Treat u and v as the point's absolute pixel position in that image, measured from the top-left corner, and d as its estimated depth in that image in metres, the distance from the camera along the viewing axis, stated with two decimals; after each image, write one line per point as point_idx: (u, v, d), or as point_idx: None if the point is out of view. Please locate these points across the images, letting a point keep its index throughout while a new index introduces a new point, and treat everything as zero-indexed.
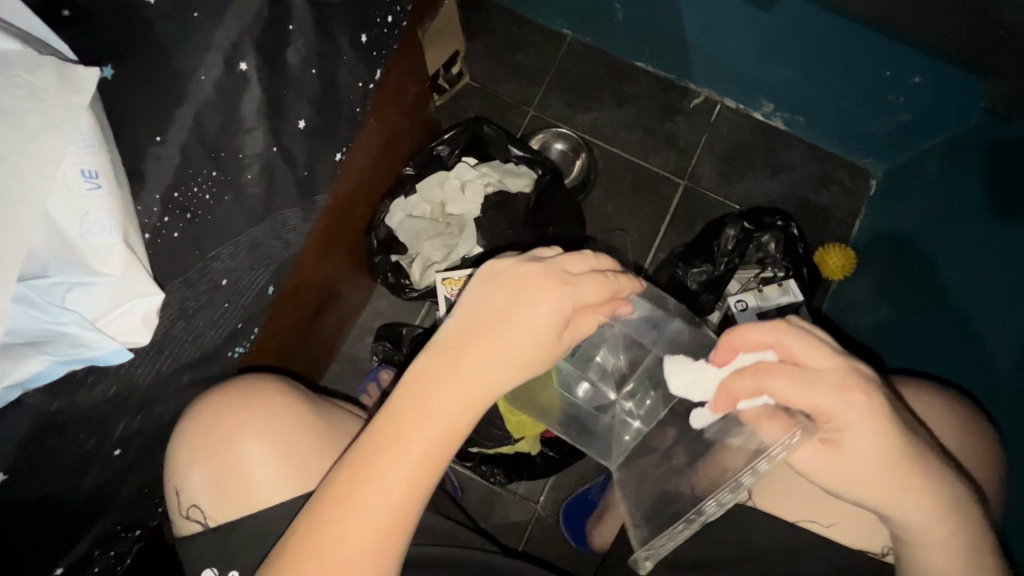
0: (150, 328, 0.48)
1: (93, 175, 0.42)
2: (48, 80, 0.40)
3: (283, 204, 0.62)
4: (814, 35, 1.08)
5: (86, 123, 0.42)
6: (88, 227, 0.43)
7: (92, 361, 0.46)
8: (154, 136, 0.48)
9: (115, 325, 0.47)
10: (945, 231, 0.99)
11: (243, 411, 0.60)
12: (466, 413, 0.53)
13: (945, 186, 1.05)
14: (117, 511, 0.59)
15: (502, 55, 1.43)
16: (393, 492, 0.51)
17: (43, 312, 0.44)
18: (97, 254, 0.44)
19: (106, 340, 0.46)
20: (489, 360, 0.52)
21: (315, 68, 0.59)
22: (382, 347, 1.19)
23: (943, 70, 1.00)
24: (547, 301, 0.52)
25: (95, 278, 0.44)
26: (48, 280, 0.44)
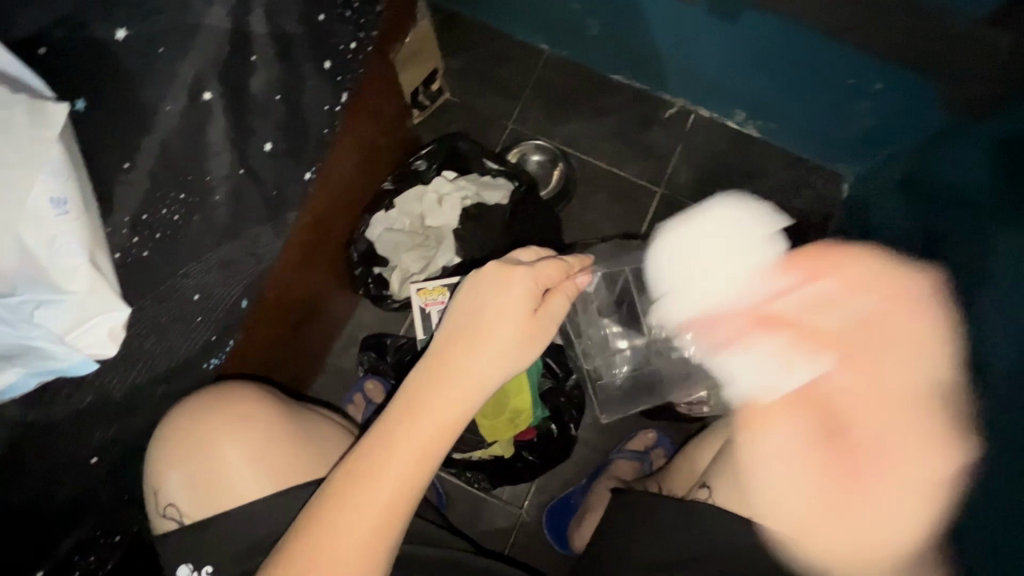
0: (116, 342, 0.51)
1: (61, 202, 0.46)
2: (20, 117, 0.45)
3: (253, 221, 0.65)
4: (775, 46, 1.12)
5: (55, 154, 0.46)
6: (54, 249, 0.46)
7: (62, 372, 0.50)
8: (122, 163, 0.52)
9: (81, 339, 0.50)
10: (909, 233, 1.02)
11: (221, 416, 0.63)
12: (458, 414, 0.58)
13: (910, 188, 1.08)
14: (97, 516, 0.62)
15: (481, 71, 1.48)
16: (387, 487, 0.56)
17: (13, 327, 0.48)
18: (64, 274, 0.47)
19: (72, 353, 0.49)
20: (476, 361, 0.57)
21: (280, 94, 0.63)
22: (368, 357, 1.22)
23: (899, 77, 1.03)
24: (514, 299, 0.57)
25: (62, 295, 0.48)
26: (17, 298, 0.47)
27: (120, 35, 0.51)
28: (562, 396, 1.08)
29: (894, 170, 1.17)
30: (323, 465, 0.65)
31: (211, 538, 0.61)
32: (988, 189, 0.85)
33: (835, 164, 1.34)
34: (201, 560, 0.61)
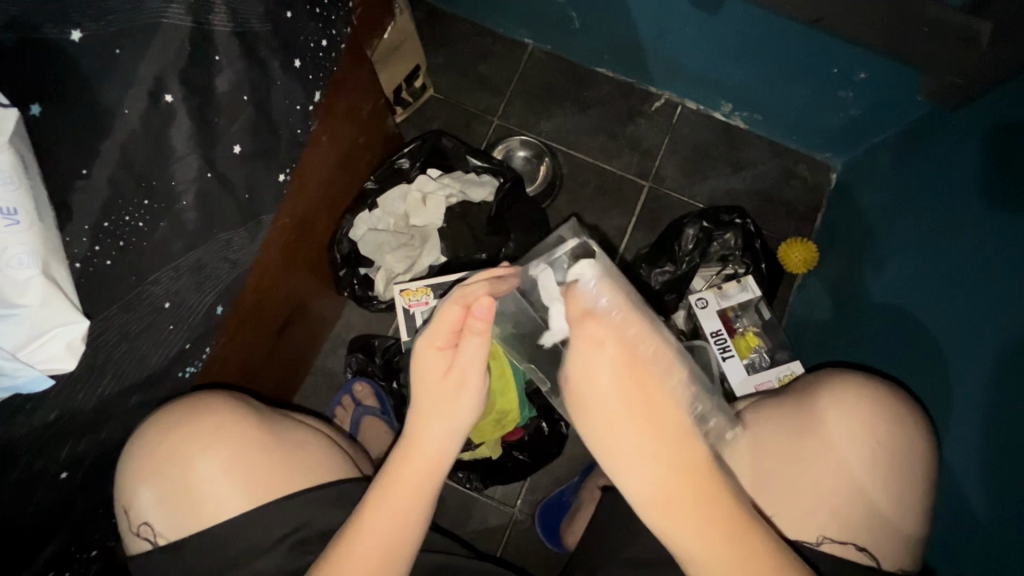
0: (75, 355, 0.50)
1: (11, 211, 0.44)
2: None
3: (225, 226, 0.64)
4: (758, 35, 1.11)
5: (4, 161, 0.44)
6: (6, 261, 0.45)
7: (17, 388, 0.48)
8: (80, 170, 0.50)
9: (38, 354, 0.48)
10: (896, 222, 1.02)
11: (197, 429, 0.62)
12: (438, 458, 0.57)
13: (896, 178, 1.07)
14: (69, 533, 0.61)
15: (464, 66, 1.46)
16: (391, 519, 0.55)
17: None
18: (16, 286, 0.45)
19: (27, 368, 0.47)
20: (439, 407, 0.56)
21: (247, 95, 0.61)
22: (356, 359, 1.22)
23: (883, 64, 1.03)
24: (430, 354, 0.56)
25: (15, 309, 0.46)
26: None
27: (76, 35, 0.49)
28: None
29: (881, 158, 1.16)
30: (303, 477, 0.64)
31: (187, 552, 0.59)
32: (977, 181, 0.84)
33: (822, 154, 1.34)
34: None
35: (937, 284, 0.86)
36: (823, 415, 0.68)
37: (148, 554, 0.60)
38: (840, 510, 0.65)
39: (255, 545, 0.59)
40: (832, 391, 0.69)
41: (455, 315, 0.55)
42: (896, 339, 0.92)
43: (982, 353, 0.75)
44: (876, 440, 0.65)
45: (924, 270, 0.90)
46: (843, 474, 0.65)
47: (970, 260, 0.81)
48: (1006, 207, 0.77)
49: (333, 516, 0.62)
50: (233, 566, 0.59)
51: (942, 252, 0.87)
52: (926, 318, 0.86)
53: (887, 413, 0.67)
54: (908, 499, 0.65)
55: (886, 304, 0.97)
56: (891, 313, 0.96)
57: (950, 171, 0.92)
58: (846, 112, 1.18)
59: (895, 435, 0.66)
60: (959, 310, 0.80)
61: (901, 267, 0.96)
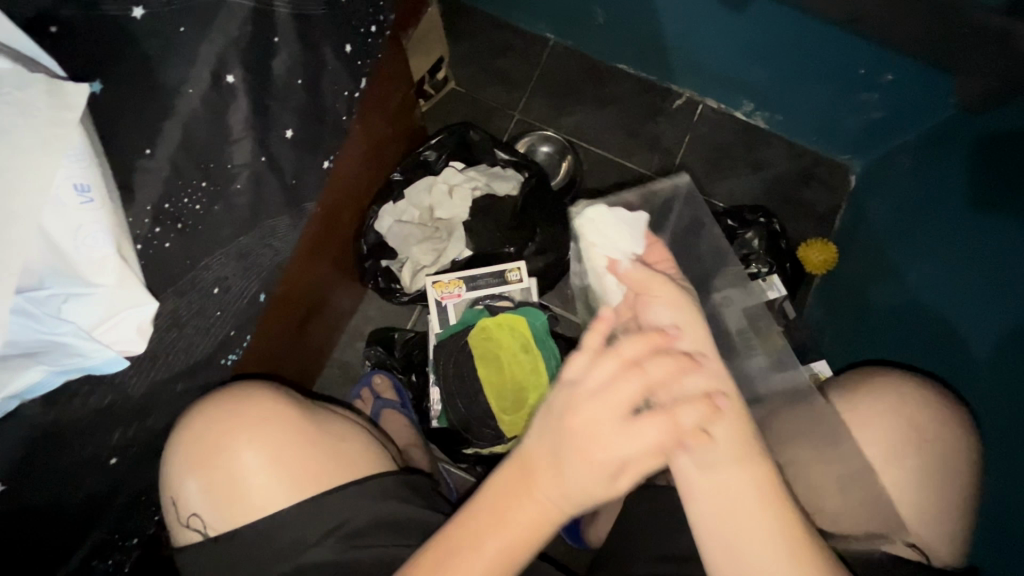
0: (144, 338, 0.49)
1: (86, 189, 0.44)
2: (38, 98, 0.42)
3: (271, 212, 0.63)
4: (788, 35, 1.10)
5: (78, 138, 0.44)
6: (82, 239, 0.44)
7: (88, 369, 0.48)
8: (143, 149, 0.49)
9: (110, 334, 0.48)
10: (922, 224, 1.00)
11: (241, 421, 0.61)
12: (546, 515, 0.52)
13: (919, 180, 1.07)
14: (112, 520, 0.60)
15: (485, 61, 1.45)
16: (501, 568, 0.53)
17: (38, 324, 0.45)
18: (91, 265, 0.45)
19: (102, 350, 0.47)
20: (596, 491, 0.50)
21: (301, 78, 0.60)
22: (375, 352, 1.20)
23: (912, 66, 1.02)
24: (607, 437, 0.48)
25: (89, 288, 0.46)
26: (44, 292, 0.45)
27: (137, 13, 0.48)
28: None
29: (902, 160, 1.16)
30: (347, 470, 0.63)
31: (237, 541, 0.58)
32: (963, 183, 0.92)
33: (842, 155, 1.33)
34: (227, 567, 0.58)
35: (965, 285, 0.85)
36: (865, 414, 0.68)
37: (198, 546, 0.59)
38: (885, 506, 0.66)
39: (304, 538, 0.58)
40: (872, 390, 0.69)
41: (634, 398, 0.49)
42: (919, 339, 0.93)
43: (997, 350, 0.78)
44: (921, 438, 0.66)
45: (949, 272, 0.89)
46: (885, 470, 0.66)
47: (964, 257, 0.87)
48: (995, 205, 0.84)
49: (380, 508, 0.61)
50: (282, 557, 0.58)
51: (966, 253, 0.87)
52: (952, 319, 0.87)
53: (931, 411, 0.67)
54: (952, 495, 0.66)
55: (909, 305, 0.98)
56: (915, 314, 0.96)
57: (971, 172, 0.91)
58: (867, 113, 1.18)
59: (937, 432, 0.66)
60: (984, 307, 0.81)
61: (925, 269, 0.96)
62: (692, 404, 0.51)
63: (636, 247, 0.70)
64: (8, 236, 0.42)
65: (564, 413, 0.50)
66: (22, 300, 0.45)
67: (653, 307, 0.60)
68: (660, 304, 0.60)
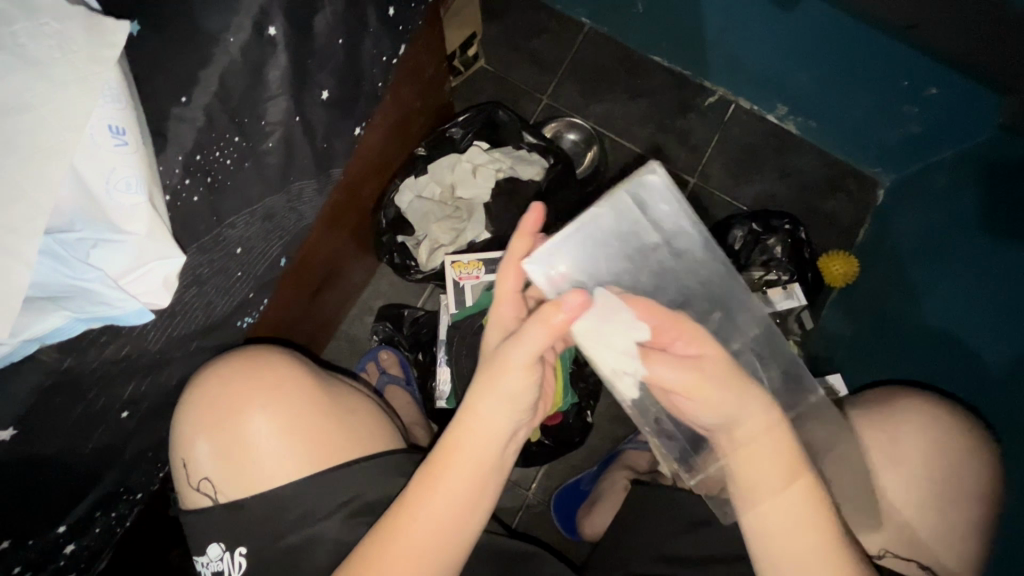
0: (169, 291, 0.47)
1: (120, 131, 0.42)
2: (77, 33, 0.41)
3: (299, 175, 0.61)
4: (835, 39, 1.06)
5: (114, 77, 0.42)
6: (114, 184, 0.42)
7: (110, 320, 0.46)
8: (179, 97, 0.48)
9: (137, 286, 0.46)
10: (948, 244, 0.98)
11: (255, 387, 0.60)
12: (487, 456, 0.55)
13: (948, 198, 1.05)
14: (117, 474, 0.59)
15: (516, 41, 1.41)
16: (437, 531, 0.54)
17: (67, 268, 0.44)
18: (123, 212, 0.43)
19: (128, 301, 0.45)
20: (494, 422, 0.55)
21: (341, 38, 0.58)
22: (383, 327, 1.19)
23: (961, 83, 0.98)
24: (520, 371, 0.53)
25: (120, 236, 0.44)
26: (73, 235, 0.44)
27: None
28: (581, 382, 1.06)
29: (936, 176, 1.12)
30: (359, 445, 0.62)
31: (244, 510, 0.57)
32: (969, 212, 0.96)
33: (873, 168, 1.31)
34: (233, 537, 0.57)
35: (992, 313, 0.84)
36: (899, 434, 0.67)
37: (207, 511, 0.58)
38: (898, 524, 0.65)
39: (313, 512, 0.57)
40: (900, 406, 0.69)
41: (539, 341, 0.51)
42: (941, 362, 0.91)
43: (1006, 373, 0.79)
44: (952, 463, 0.65)
45: (979, 296, 0.87)
46: (905, 491, 0.65)
47: (972, 289, 0.89)
48: (1000, 237, 0.86)
49: (389, 487, 0.60)
50: (291, 530, 0.57)
51: (999, 279, 0.84)
52: (974, 342, 0.86)
53: (950, 434, 0.66)
54: (971, 524, 0.64)
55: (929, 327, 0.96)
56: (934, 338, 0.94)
57: (1003, 198, 0.89)
58: (905, 128, 1.15)
59: (967, 456, 0.65)
60: (1006, 330, 0.80)
61: (945, 292, 0.94)
62: (533, 326, 0.51)
63: (637, 331, 0.57)
64: (41, 174, 0.40)
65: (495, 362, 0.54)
66: (52, 242, 0.43)
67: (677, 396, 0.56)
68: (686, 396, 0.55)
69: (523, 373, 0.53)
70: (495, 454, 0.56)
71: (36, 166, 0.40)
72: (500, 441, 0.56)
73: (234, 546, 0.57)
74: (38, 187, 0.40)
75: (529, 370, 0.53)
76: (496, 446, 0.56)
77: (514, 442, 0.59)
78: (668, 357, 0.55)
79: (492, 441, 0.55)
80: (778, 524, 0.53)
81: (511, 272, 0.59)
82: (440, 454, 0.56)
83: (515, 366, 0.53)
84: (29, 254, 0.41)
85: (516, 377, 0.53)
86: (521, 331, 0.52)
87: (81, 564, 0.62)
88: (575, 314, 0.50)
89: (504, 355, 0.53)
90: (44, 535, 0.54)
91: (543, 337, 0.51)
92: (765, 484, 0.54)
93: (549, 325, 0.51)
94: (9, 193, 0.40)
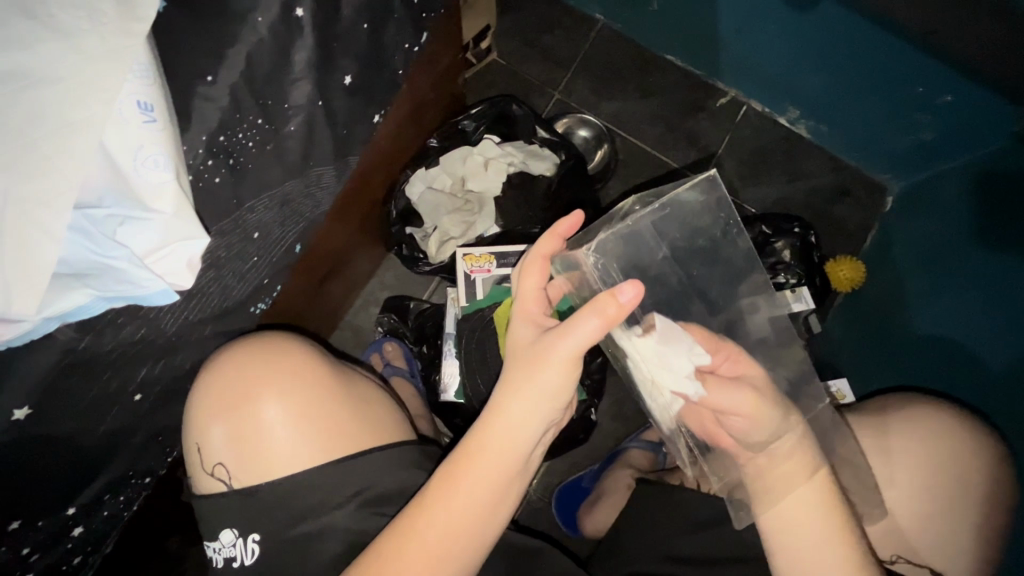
0: (193, 272, 0.47)
1: (149, 108, 0.42)
2: (108, 5, 0.40)
3: (318, 160, 0.60)
4: (849, 37, 1.02)
5: (142, 52, 0.41)
6: (142, 160, 0.42)
7: (134, 298, 0.46)
8: (205, 76, 0.46)
9: (161, 265, 0.46)
10: (963, 253, 0.94)
11: (271, 372, 0.59)
12: (516, 453, 0.55)
13: (960, 208, 1.00)
14: (127, 459, 0.59)
15: (530, 36, 1.39)
16: (458, 532, 0.53)
17: (94, 245, 0.43)
18: (151, 190, 0.43)
19: (153, 280, 0.45)
20: (527, 422, 0.55)
21: (366, 23, 0.57)
22: (388, 319, 1.17)
23: (977, 90, 0.93)
24: (562, 365, 0.54)
25: (147, 213, 0.43)
26: (102, 211, 0.43)
27: None
28: (588, 378, 1.05)
29: (946, 184, 1.08)
30: (371, 434, 0.61)
31: (256, 497, 0.56)
32: (964, 228, 0.96)
33: (882, 175, 1.27)
34: (246, 524, 0.56)
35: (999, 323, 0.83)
36: (914, 438, 0.67)
37: (220, 496, 0.57)
38: (907, 529, 0.66)
39: (326, 500, 0.57)
40: (913, 411, 0.69)
41: (588, 335, 0.53)
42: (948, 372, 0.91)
43: (1011, 379, 0.79)
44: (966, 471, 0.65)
45: (989, 306, 0.86)
46: (914, 496, 0.66)
47: (976, 301, 0.89)
48: (1000, 244, 0.87)
49: (402, 478, 0.59)
50: (303, 518, 0.56)
51: (1006, 290, 0.83)
52: (980, 351, 0.86)
53: (971, 442, 0.65)
54: (986, 532, 0.64)
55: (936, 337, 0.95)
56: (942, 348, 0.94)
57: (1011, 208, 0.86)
58: (916, 135, 1.11)
59: (986, 465, 0.65)
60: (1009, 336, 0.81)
61: (956, 302, 0.93)
62: (591, 317, 0.52)
63: (697, 360, 0.64)
64: (68, 148, 0.39)
65: (540, 355, 0.54)
66: (79, 217, 0.42)
67: (727, 414, 0.63)
68: (740, 416, 0.62)
69: (565, 367, 0.54)
70: (524, 451, 0.56)
71: (62, 140, 0.39)
72: (527, 443, 0.56)
73: (246, 533, 0.56)
74: (65, 161, 0.39)
75: (568, 364, 0.54)
76: (523, 448, 0.56)
77: (537, 447, 0.59)
78: (720, 379, 0.63)
79: (519, 442, 0.56)
80: (797, 511, 0.57)
81: (535, 269, 0.61)
82: (472, 448, 0.55)
83: (556, 362, 0.54)
84: (57, 229, 0.40)
85: (552, 374, 0.54)
86: (573, 325, 0.53)
87: (88, 547, 0.62)
88: (630, 308, 0.52)
89: (547, 348, 0.54)
90: (54, 517, 0.54)
91: (597, 329, 0.52)
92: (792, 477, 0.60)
93: (604, 318, 0.52)
94: (36, 165, 0.39)
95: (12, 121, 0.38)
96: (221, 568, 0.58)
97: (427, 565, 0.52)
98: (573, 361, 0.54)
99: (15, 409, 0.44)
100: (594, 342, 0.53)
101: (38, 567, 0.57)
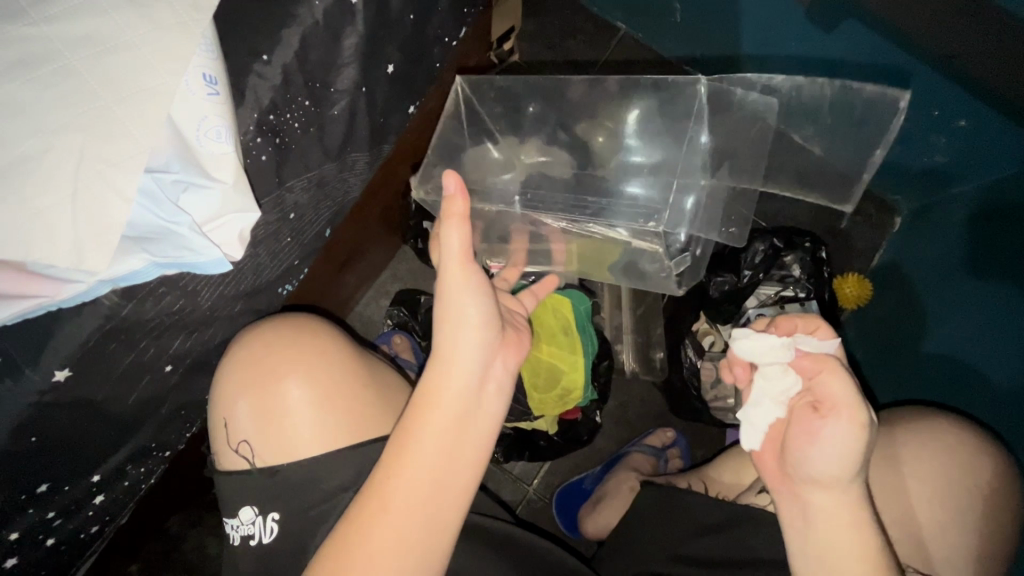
0: (242, 244, 0.50)
1: (213, 81, 0.46)
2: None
3: (356, 146, 0.61)
4: (862, 61, 0.97)
5: (210, 32, 0.46)
6: (205, 130, 0.46)
7: (187, 266, 0.47)
8: (262, 55, 0.49)
9: (213, 235, 0.49)
10: (975, 278, 0.90)
11: (297, 352, 0.60)
12: (463, 392, 0.53)
13: (972, 232, 0.94)
14: (151, 430, 0.60)
15: (552, 39, 1.31)
16: (424, 487, 0.51)
17: (159, 210, 0.45)
18: (212, 159, 0.46)
19: (209, 249, 0.47)
20: (456, 354, 0.54)
21: (412, 14, 0.59)
22: (398, 312, 1.13)
23: (994, 117, 0.88)
24: (457, 286, 0.54)
25: (207, 182, 0.47)
26: (170, 176, 0.46)
27: None
28: (596, 379, 1.06)
29: (957, 209, 1.01)
30: (391, 418, 0.62)
31: (281, 475, 0.57)
32: (958, 252, 0.96)
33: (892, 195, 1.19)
34: (265, 503, 0.58)
35: (1001, 345, 0.81)
36: (926, 451, 0.68)
37: (243, 474, 0.58)
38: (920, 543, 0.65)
39: (348, 482, 0.57)
40: (925, 425, 0.70)
41: (454, 243, 0.53)
42: (951, 388, 0.88)
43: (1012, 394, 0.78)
44: (978, 484, 0.65)
45: (1000, 329, 0.82)
46: (930, 511, 0.65)
47: (975, 315, 0.87)
48: (995, 269, 0.86)
49: None
50: (325, 499, 0.57)
51: (1014, 315, 0.80)
52: (978, 362, 0.84)
53: (981, 457, 0.66)
54: (998, 547, 0.64)
55: (941, 356, 0.91)
56: (944, 365, 0.90)
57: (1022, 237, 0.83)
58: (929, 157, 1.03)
59: (997, 481, 0.65)
60: (1008, 347, 0.80)
61: (964, 322, 0.88)
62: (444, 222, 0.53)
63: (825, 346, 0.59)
64: (141, 114, 0.43)
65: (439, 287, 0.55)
66: (149, 180, 0.45)
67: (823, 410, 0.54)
68: (835, 420, 0.53)
69: (464, 289, 0.54)
70: (468, 387, 0.54)
71: (138, 108, 0.43)
72: (470, 379, 0.54)
73: (269, 509, 0.58)
74: (138, 126, 0.43)
75: (469, 283, 0.54)
76: (465, 384, 0.54)
77: (491, 385, 0.56)
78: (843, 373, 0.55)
79: (462, 381, 0.54)
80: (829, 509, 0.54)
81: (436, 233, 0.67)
82: (416, 404, 0.53)
83: (453, 282, 0.54)
84: (127, 186, 0.43)
85: (457, 296, 0.54)
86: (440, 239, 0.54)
87: (106, 516, 0.64)
88: (456, 191, 0.52)
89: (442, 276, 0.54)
90: (79, 483, 0.56)
91: (456, 229, 0.53)
92: (839, 481, 0.53)
93: (455, 215, 0.53)
94: (110, 128, 0.43)
95: (92, 86, 0.43)
96: (238, 546, 0.59)
97: (403, 533, 0.50)
98: (464, 270, 0.54)
99: (56, 370, 0.46)
100: (468, 244, 0.54)
101: (60, 532, 0.59)
